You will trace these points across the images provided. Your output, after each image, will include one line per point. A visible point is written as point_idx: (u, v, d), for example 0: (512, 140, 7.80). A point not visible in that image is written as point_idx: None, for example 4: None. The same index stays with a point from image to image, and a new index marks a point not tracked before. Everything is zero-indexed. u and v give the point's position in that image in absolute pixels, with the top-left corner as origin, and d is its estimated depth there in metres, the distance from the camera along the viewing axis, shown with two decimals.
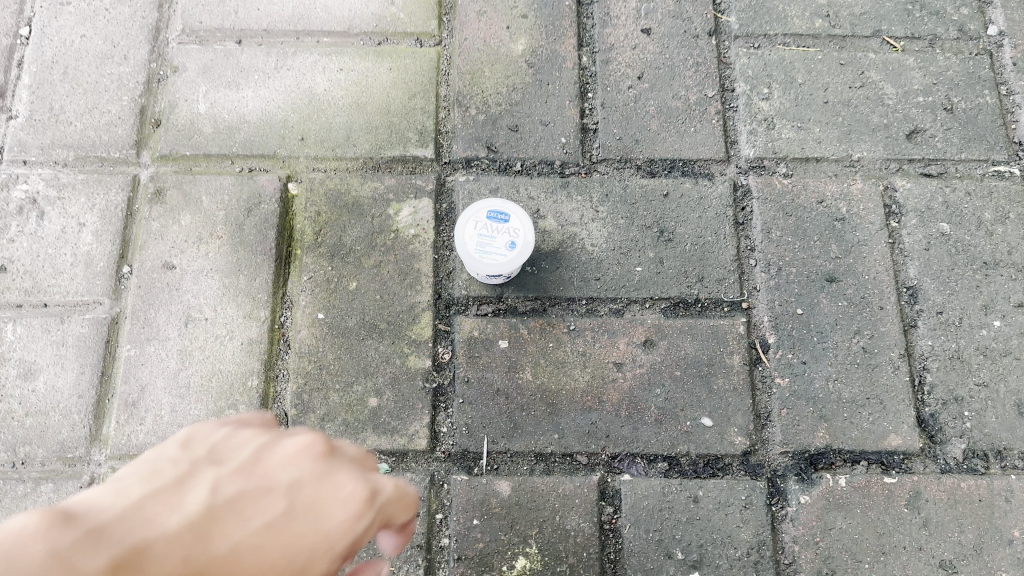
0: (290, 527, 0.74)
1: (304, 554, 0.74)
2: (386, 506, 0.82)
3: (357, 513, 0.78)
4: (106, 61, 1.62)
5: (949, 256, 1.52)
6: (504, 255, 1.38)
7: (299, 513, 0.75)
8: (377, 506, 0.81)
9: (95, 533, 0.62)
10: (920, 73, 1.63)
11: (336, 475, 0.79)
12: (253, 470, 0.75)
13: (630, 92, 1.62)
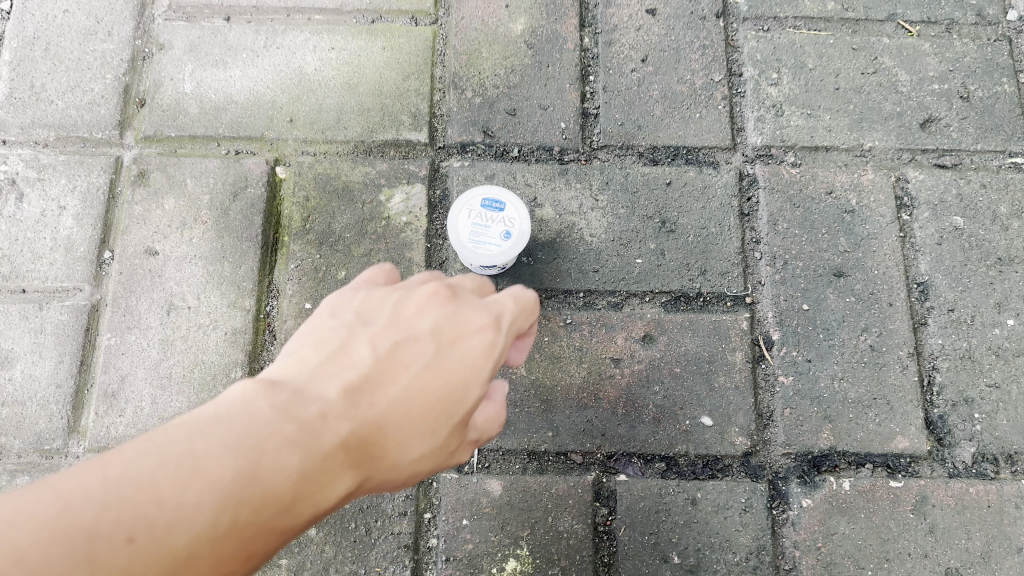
0: (439, 365, 0.89)
1: (456, 385, 0.90)
2: (512, 324, 0.96)
3: (490, 334, 0.93)
4: (89, 37, 1.56)
5: (962, 251, 1.46)
6: (499, 245, 1.33)
7: (447, 348, 0.91)
8: (505, 326, 0.95)
9: (301, 390, 0.80)
10: (935, 59, 1.57)
11: (466, 312, 0.94)
12: (402, 320, 0.92)
13: (633, 76, 1.55)
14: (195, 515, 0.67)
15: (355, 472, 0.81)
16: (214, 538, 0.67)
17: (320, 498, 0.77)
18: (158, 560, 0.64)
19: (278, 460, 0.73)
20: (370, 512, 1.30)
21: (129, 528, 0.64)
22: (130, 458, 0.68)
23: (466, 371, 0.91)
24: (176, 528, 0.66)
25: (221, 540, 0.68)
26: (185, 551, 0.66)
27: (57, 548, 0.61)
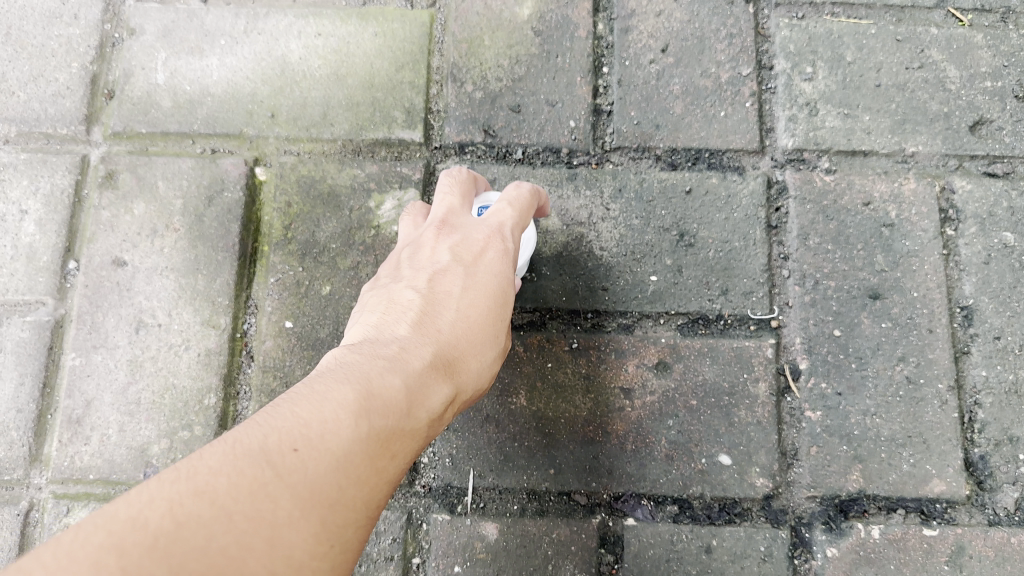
0: (473, 282, 1.04)
1: (494, 292, 1.04)
2: (514, 228, 1.09)
3: (500, 242, 1.07)
4: (53, 21, 1.42)
5: (1012, 272, 1.32)
6: None
7: (473, 267, 1.05)
8: (512, 229, 1.08)
9: (379, 338, 0.97)
10: (988, 53, 1.41)
11: (472, 234, 1.08)
12: (428, 261, 1.07)
13: (651, 68, 1.40)
14: (338, 426, 0.79)
15: (451, 382, 0.96)
16: (359, 438, 0.80)
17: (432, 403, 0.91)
18: (322, 460, 0.77)
19: (385, 381, 0.88)
20: None
21: (290, 442, 0.76)
22: (269, 409, 0.81)
23: (498, 279, 1.05)
24: (327, 437, 0.78)
25: (367, 442, 0.81)
26: (342, 451, 0.78)
27: (243, 462, 0.73)
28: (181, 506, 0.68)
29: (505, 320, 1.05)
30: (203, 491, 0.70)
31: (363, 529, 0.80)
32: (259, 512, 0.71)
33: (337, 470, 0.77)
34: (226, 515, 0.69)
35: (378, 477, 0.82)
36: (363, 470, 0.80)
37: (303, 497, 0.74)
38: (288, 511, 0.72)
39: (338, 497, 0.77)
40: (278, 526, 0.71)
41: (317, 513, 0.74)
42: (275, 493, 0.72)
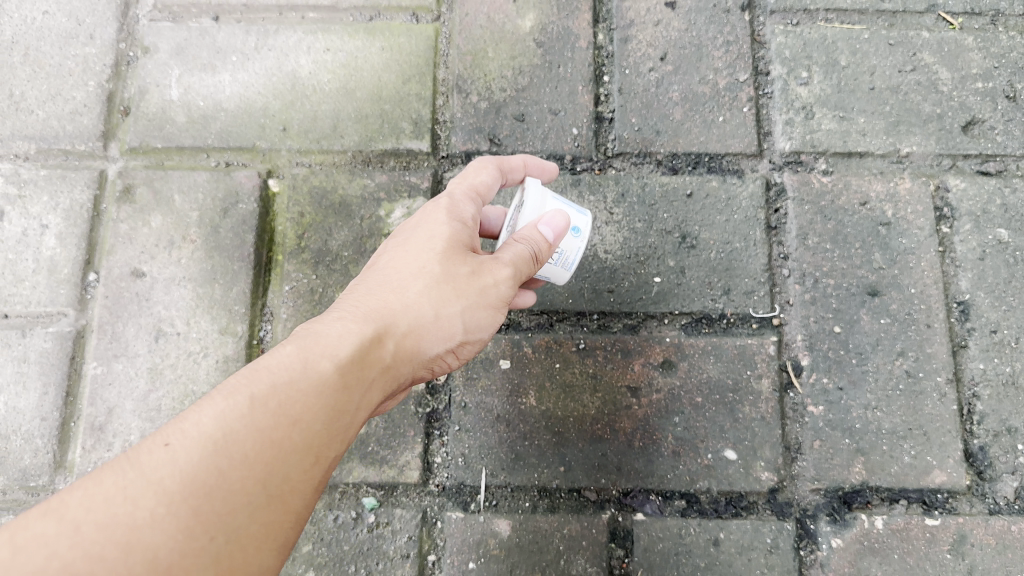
0: (395, 250, 1.08)
1: (417, 247, 1.06)
2: (460, 188, 1.13)
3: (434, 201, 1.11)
4: (70, 41, 1.46)
5: (1007, 267, 1.36)
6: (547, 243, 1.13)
7: (397, 240, 1.09)
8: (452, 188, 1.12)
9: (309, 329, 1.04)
10: (979, 55, 1.45)
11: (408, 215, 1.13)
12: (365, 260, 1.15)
13: (651, 75, 1.44)
14: (212, 411, 0.86)
15: (363, 333, 0.98)
16: (237, 415, 0.87)
17: (333, 358, 0.94)
18: (193, 446, 0.83)
19: (278, 357, 0.93)
20: (371, 554, 1.25)
21: (164, 437, 0.84)
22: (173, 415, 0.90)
23: (425, 232, 1.07)
24: (200, 424, 0.85)
25: (245, 417, 0.87)
26: (216, 433, 0.85)
27: (109, 472, 0.81)
28: (28, 529, 0.76)
29: (437, 256, 1.04)
30: (58, 508, 0.78)
31: (264, 506, 0.85)
32: (115, 518, 0.78)
33: (209, 455, 0.83)
34: (75, 527, 0.77)
35: (272, 450, 0.87)
36: (245, 444, 0.85)
37: (167, 490, 0.80)
38: (149, 510, 0.79)
39: (217, 481, 0.83)
40: (135, 527, 0.78)
41: (185, 504, 0.80)
42: (135, 495, 0.79)
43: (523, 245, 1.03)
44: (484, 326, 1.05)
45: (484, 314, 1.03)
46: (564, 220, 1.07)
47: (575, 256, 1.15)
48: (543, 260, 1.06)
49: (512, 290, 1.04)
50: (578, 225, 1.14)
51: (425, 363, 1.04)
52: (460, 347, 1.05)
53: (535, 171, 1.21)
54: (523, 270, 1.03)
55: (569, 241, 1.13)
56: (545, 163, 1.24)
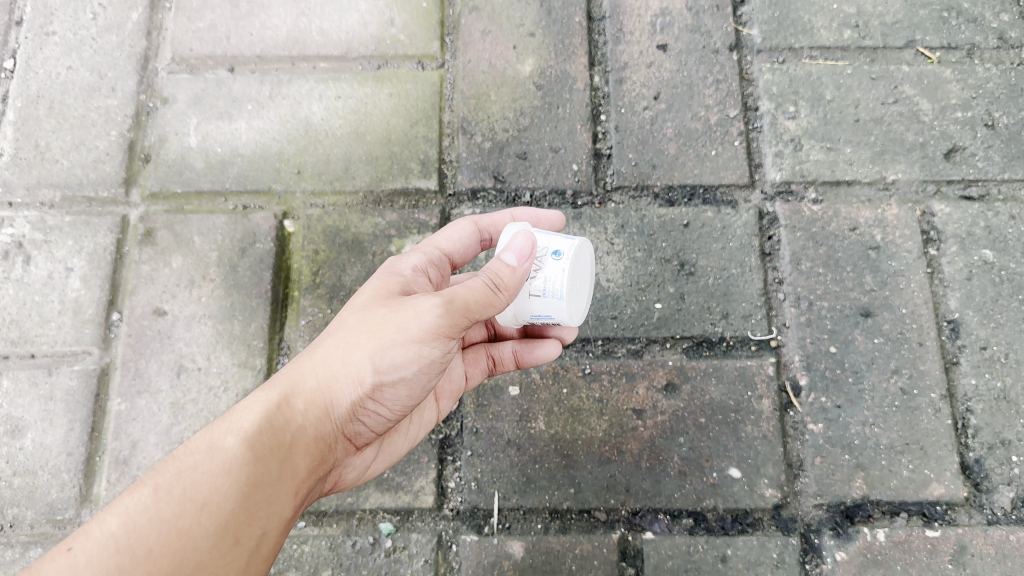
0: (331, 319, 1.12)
1: (346, 310, 1.10)
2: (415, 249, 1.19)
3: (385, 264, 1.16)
4: (93, 94, 1.54)
5: (993, 286, 1.41)
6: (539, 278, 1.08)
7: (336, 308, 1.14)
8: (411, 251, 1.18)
9: None
10: (957, 87, 1.52)
11: None
12: None
13: (646, 113, 1.52)
14: (116, 509, 0.93)
15: (273, 404, 1.01)
16: (141, 510, 0.92)
17: (237, 434, 0.97)
18: (97, 545, 0.90)
19: (192, 442, 0.99)
20: None
21: (72, 541, 0.91)
22: None
23: (357, 296, 1.11)
24: (104, 524, 0.91)
25: (148, 509, 0.92)
26: (118, 531, 0.91)
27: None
28: None
29: (356, 315, 1.07)
30: None
31: None
32: None
33: (111, 554, 0.89)
34: None
35: (175, 538, 0.92)
36: (148, 538, 0.91)
37: None
38: None
39: None
40: None
41: None
42: None
43: (480, 277, 1.01)
44: (409, 363, 1.01)
45: (405, 352, 1.00)
46: (527, 241, 1.03)
47: (563, 279, 1.07)
48: (502, 290, 1.01)
49: (441, 320, 0.99)
50: (561, 248, 1.09)
51: (359, 418, 1.05)
52: (394, 393, 1.03)
53: (523, 219, 1.26)
54: (457, 302, 0.99)
55: (550, 264, 1.08)
56: (544, 213, 1.27)
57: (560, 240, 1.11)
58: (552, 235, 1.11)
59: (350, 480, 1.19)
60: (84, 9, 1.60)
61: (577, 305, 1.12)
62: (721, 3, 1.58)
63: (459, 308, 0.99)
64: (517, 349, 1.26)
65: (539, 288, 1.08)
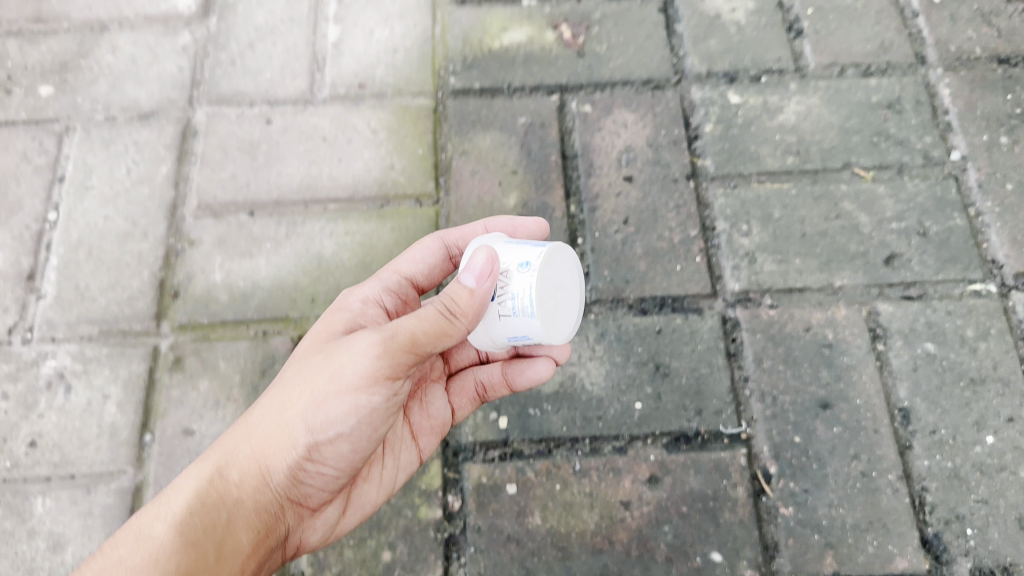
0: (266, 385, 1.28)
1: (280, 373, 1.26)
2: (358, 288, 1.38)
3: (330, 310, 1.35)
4: (127, 238, 1.74)
5: (937, 375, 1.58)
6: (509, 293, 1.18)
7: None
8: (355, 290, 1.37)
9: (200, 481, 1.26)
10: (891, 201, 1.73)
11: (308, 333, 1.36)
12: None
13: (617, 235, 1.71)
14: None
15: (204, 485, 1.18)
16: None
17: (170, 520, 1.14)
18: None
19: (125, 534, 1.14)
20: None
21: None
22: None
23: (290, 359, 1.27)
24: None
25: None
26: None
27: None
28: None
29: (284, 381, 1.23)
30: None
31: None
32: None
33: None
34: None
35: None
36: None
37: None
38: None
39: None
40: None
41: None
42: None
43: (432, 306, 1.12)
44: (345, 414, 1.15)
45: (339, 407, 1.15)
46: (486, 261, 1.13)
47: (532, 286, 1.17)
48: (459, 315, 1.12)
49: (375, 365, 1.13)
50: (529, 259, 1.19)
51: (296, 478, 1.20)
52: (333, 447, 1.18)
53: (495, 228, 1.43)
54: (393, 344, 1.12)
55: (518, 275, 1.18)
56: (518, 222, 1.45)
57: (530, 253, 1.21)
58: (521, 248, 1.22)
59: (312, 538, 1.32)
60: (119, 165, 1.82)
61: (553, 321, 1.21)
62: (678, 139, 1.81)
63: (403, 342, 1.11)
64: (510, 374, 1.41)
65: (511, 300, 1.18)
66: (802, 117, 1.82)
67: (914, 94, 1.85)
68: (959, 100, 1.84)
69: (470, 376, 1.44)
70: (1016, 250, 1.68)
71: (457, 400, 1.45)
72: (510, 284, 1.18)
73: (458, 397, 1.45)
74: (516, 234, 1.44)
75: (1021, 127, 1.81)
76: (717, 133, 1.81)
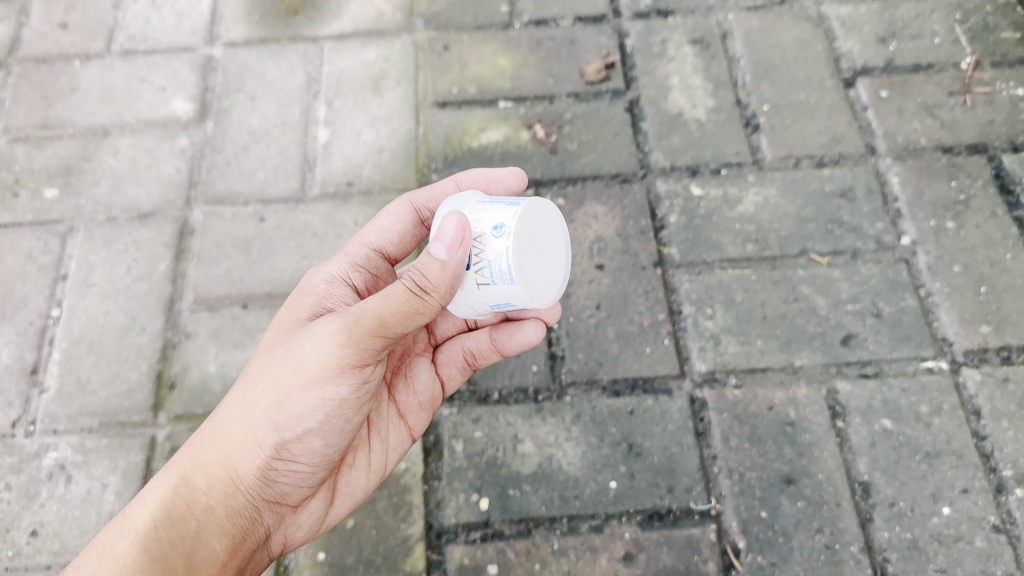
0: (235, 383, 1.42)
1: (247, 369, 1.40)
2: (322, 270, 1.52)
3: (297, 297, 1.49)
4: (127, 332, 1.83)
5: (894, 450, 1.67)
6: (488, 261, 1.28)
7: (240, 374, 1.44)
8: (321, 274, 1.51)
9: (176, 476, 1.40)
10: (846, 284, 1.85)
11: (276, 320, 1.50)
12: None
13: (590, 320, 1.82)
14: None
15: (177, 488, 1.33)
16: None
17: (145, 524, 1.29)
18: None
19: (107, 537, 1.29)
20: None
21: None
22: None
23: (256, 356, 1.41)
24: None
25: None
26: None
27: None
28: None
29: (248, 379, 1.37)
30: None
31: None
32: None
33: None
34: None
35: None
36: None
37: None
38: None
39: None
40: None
41: None
42: None
43: (401, 282, 1.25)
44: (311, 410, 1.30)
45: (304, 404, 1.30)
46: (456, 229, 1.23)
47: (505, 249, 1.27)
48: (431, 291, 1.24)
49: (337, 357, 1.27)
50: (502, 222, 1.29)
51: (268, 473, 1.35)
52: (299, 441, 1.33)
53: (464, 183, 1.60)
54: (358, 333, 1.25)
55: (492, 239, 1.28)
56: (494, 176, 1.60)
57: (503, 215, 1.30)
58: (494, 211, 1.32)
59: (296, 532, 1.48)
60: (119, 263, 1.93)
61: (533, 279, 1.32)
62: (645, 228, 1.93)
63: (369, 325, 1.25)
64: (502, 341, 1.57)
65: (488, 263, 1.29)
66: (761, 206, 1.95)
67: (865, 183, 1.98)
68: (907, 187, 1.97)
69: (458, 346, 1.61)
70: (965, 328, 1.79)
71: (447, 370, 1.62)
72: (488, 249, 1.28)
73: (447, 368, 1.62)
74: (493, 188, 1.60)
75: (966, 212, 1.93)
76: (682, 223, 1.93)
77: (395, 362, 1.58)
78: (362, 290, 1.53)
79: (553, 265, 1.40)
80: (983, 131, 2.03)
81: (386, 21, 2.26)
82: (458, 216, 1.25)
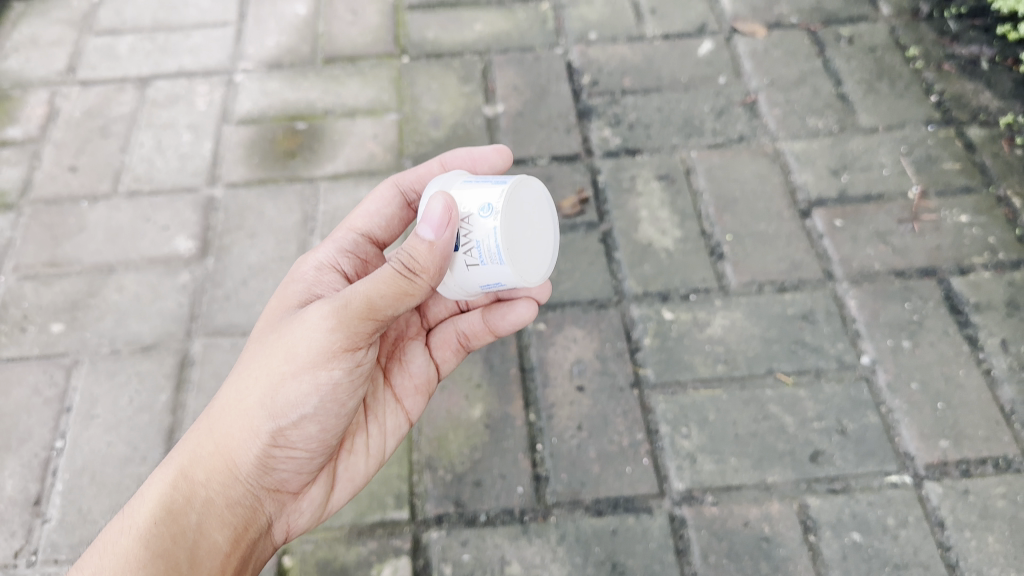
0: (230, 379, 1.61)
1: (239, 364, 1.58)
2: (311, 262, 1.73)
3: (285, 291, 1.68)
4: (128, 461, 1.91)
5: (865, 562, 1.75)
6: (477, 243, 1.45)
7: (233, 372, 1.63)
8: (311, 264, 1.72)
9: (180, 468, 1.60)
10: (812, 402, 1.96)
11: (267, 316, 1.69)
12: None
13: (572, 441, 1.91)
14: None
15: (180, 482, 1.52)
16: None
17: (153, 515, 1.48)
18: None
19: (117, 530, 1.48)
20: None
21: None
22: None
23: (247, 353, 1.59)
24: None
25: None
26: None
27: None
28: None
29: (240, 374, 1.55)
30: None
31: None
32: None
33: None
34: None
35: None
36: None
37: None
38: None
39: None
40: None
41: None
42: None
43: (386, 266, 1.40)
44: (303, 398, 1.48)
45: (296, 394, 1.48)
46: (441, 210, 1.39)
47: (493, 229, 1.43)
48: (418, 273, 1.40)
49: (325, 348, 1.44)
50: (490, 204, 1.44)
51: (265, 459, 1.54)
52: (294, 428, 1.51)
53: (448, 163, 1.85)
54: (346, 321, 1.42)
55: (481, 220, 1.44)
56: (478, 153, 1.84)
57: (492, 195, 1.46)
58: (483, 193, 1.47)
59: (299, 516, 1.67)
60: (121, 394, 2.02)
61: (522, 258, 1.48)
62: (622, 350, 2.05)
63: (354, 314, 1.41)
64: (497, 322, 1.80)
65: (477, 243, 1.45)
66: (729, 329, 2.08)
67: (825, 305, 2.12)
68: (865, 309, 2.11)
69: (455, 329, 1.84)
70: (926, 443, 1.90)
71: (442, 353, 1.84)
72: (478, 228, 1.44)
73: (442, 351, 1.84)
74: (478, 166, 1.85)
75: (920, 331, 2.07)
76: (656, 345, 2.06)
77: (390, 347, 1.81)
78: (350, 274, 1.76)
79: (541, 243, 1.55)
80: (932, 255, 2.20)
81: (377, 161, 2.44)
82: (444, 197, 1.40)
